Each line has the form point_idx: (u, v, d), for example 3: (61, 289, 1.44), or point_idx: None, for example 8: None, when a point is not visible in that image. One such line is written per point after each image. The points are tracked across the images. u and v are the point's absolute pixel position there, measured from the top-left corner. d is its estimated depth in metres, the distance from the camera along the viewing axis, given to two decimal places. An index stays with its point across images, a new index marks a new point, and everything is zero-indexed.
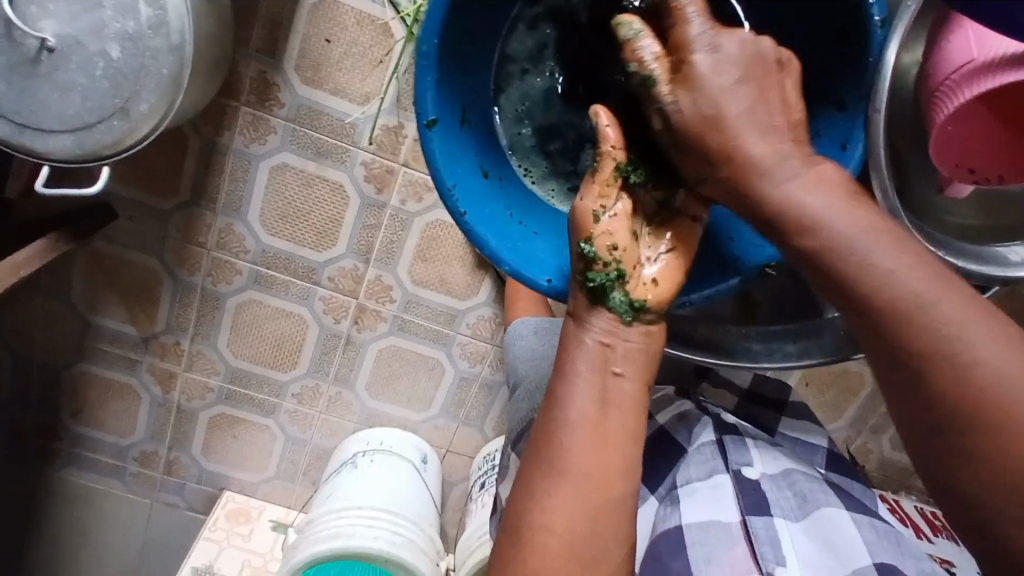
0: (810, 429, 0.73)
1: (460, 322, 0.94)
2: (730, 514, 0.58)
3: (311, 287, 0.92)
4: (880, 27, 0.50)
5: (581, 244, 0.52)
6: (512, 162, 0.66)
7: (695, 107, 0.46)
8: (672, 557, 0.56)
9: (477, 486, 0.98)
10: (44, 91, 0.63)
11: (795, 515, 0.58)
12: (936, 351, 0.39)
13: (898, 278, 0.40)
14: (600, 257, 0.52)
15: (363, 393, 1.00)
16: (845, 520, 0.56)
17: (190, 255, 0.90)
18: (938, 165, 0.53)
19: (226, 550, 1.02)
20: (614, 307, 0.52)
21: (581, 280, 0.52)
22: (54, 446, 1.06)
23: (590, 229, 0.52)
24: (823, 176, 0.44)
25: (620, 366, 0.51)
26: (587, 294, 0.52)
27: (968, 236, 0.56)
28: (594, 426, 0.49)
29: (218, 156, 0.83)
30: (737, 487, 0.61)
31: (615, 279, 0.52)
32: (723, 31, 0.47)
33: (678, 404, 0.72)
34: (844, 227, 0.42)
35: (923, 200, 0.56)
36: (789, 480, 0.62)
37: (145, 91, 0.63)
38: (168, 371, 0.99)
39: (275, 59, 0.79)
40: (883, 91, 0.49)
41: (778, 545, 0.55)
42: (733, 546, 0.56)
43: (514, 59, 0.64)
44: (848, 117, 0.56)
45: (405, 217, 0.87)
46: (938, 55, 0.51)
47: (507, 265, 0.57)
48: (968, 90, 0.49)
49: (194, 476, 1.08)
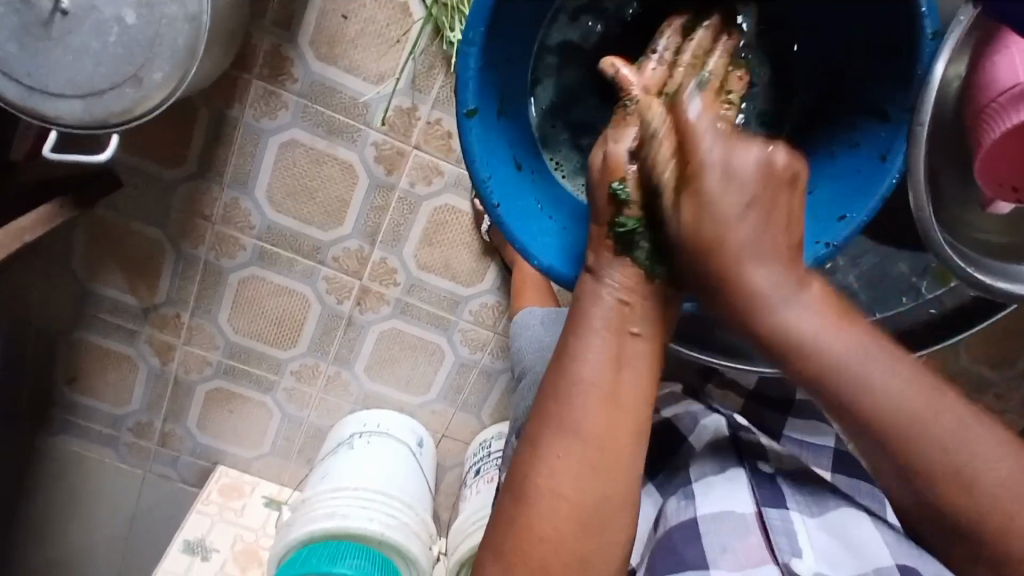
0: (819, 429, 0.71)
1: (463, 308, 0.94)
2: (746, 505, 0.54)
3: (315, 266, 0.91)
4: (930, 38, 0.49)
5: (614, 185, 0.49)
6: (544, 156, 0.65)
7: (696, 231, 0.45)
8: (685, 546, 0.52)
9: (472, 472, 0.99)
10: (57, 54, 0.62)
11: (811, 511, 0.55)
12: (911, 448, 0.40)
13: (858, 374, 0.41)
14: (632, 200, 0.49)
15: (362, 374, 1.00)
16: (863, 517, 0.53)
17: (195, 228, 0.89)
18: (980, 183, 0.53)
19: (218, 525, 1.02)
20: (639, 256, 0.49)
21: (611, 226, 0.50)
22: (49, 411, 1.05)
23: (624, 169, 0.49)
24: (812, 298, 0.43)
25: (637, 326, 0.49)
26: (615, 242, 0.50)
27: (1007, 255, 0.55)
28: (607, 393, 0.46)
29: (227, 129, 0.82)
30: (752, 480, 0.57)
31: (648, 224, 0.49)
32: (737, 144, 0.45)
33: (686, 403, 0.69)
34: (841, 354, 0.41)
35: (954, 216, 0.55)
36: (804, 479, 0.58)
37: (159, 60, 0.62)
38: (166, 343, 0.98)
39: (291, 33, 0.78)
40: (927, 106, 0.47)
41: (794, 537, 0.51)
42: (749, 536, 0.52)
43: (552, 50, 0.63)
44: (890, 129, 0.55)
45: (414, 199, 0.86)
46: (981, 76, 0.51)
47: (534, 261, 0.56)
48: (1013, 115, 0.49)
49: (188, 449, 1.08)
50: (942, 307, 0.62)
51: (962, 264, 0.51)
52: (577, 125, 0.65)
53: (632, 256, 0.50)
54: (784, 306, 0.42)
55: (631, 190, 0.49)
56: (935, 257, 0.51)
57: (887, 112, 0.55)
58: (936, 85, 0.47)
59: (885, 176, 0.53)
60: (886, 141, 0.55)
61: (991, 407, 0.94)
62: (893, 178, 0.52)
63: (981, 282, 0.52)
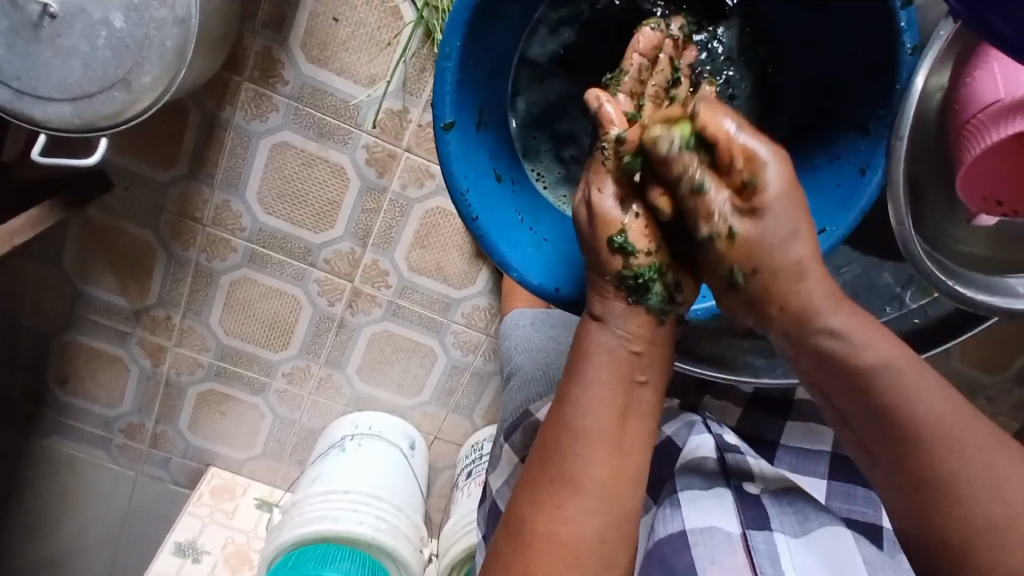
0: (816, 435, 0.68)
1: (454, 310, 0.94)
2: (731, 523, 0.52)
3: (306, 269, 0.91)
4: (910, 54, 0.49)
5: (616, 238, 0.48)
6: (525, 166, 0.65)
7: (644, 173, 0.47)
8: (675, 558, 0.50)
9: (464, 474, 0.99)
10: (45, 57, 0.61)
11: (794, 532, 0.52)
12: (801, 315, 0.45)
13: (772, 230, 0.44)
14: (639, 250, 0.48)
15: (353, 375, 1.00)
16: (848, 539, 0.51)
17: (186, 230, 0.89)
18: (965, 197, 0.53)
19: (210, 527, 1.02)
20: (653, 304, 0.49)
21: (623, 277, 0.48)
22: (41, 412, 1.05)
23: (619, 221, 0.48)
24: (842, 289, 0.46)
25: (645, 374, 0.48)
26: (630, 293, 0.48)
27: (987, 267, 0.55)
28: (611, 435, 0.46)
29: (218, 131, 0.82)
30: (738, 500, 0.55)
31: (658, 272, 0.48)
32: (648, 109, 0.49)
33: (685, 416, 0.67)
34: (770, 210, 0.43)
35: (938, 226, 0.55)
36: (789, 497, 0.56)
37: (147, 63, 0.61)
38: (157, 345, 0.98)
39: (281, 36, 0.77)
40: (906, 122, 0.49)
41: (777, 559, 0.49)
42: (733, 555, 0.50)
43: (535, 62, 0.63)
44: (870, 143, 0.54)
45: (405, 203, 0.86)
46: (964, 92, 0.50)
47: (515, 271, 0.56)
48: (995, 131, 0.48)
49: (180, 450, 1.08)
50: (927, 315, 0.62)
51: (944, 278, 0.51)
52: (560, 135, 0.65)
53: (644, 302, 0.49)
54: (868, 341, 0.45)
55: (633, 240, 0.48)
56: (914, 268, 0.51)
57: (869, 126, 0.54)
58: (915, 97, 0.48)
59: (864, 191, 0.52)
60: (866, 153, 0.54)
61: (983, 411, 0.95)
62: (873, 193, 0.52)
63: (956, 293, 0.52)
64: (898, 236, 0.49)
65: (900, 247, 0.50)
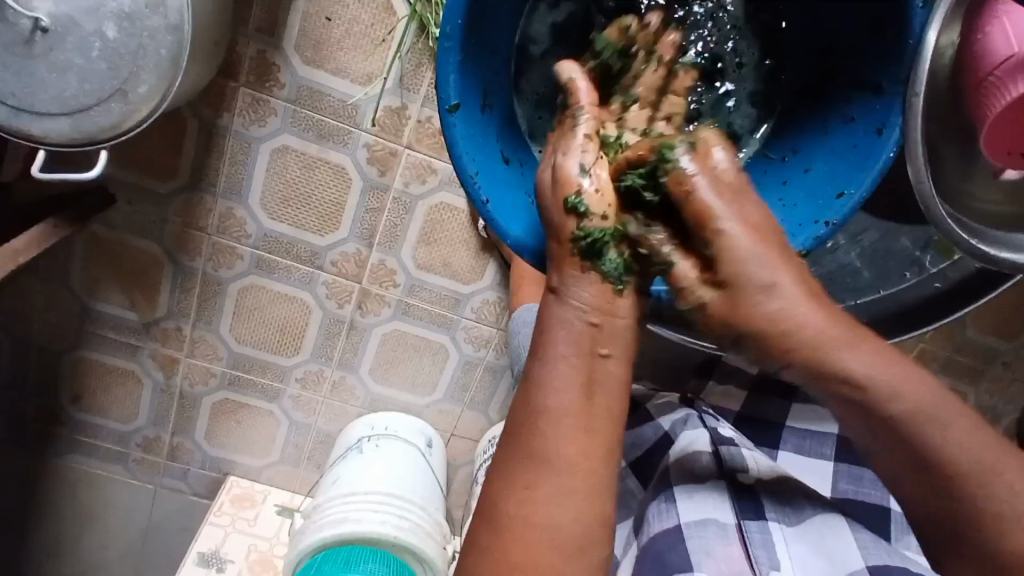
0: (822, 418, 0.72)
1: (465, 305, 0.93)
2: (726, 514, 0.54)
3: (314, 272, 0.91)
4: (921, 7, 0.50)
5: (571, 198, 0.47)
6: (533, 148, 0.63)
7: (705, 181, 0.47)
8: (669, 553, 0.51)
9: (483, 470, 0.98)
10: (40, 72, 0.61)
11: (789, 522, 0.55)
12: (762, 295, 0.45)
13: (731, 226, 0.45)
14: (594, 211, 0.47)
15: (367, 377, 1.00)
16: (843, 528, 0.53)
17: (191, 240, 0.88)
18: (989, 155, 0.52)
19: (232, 535, 1.03)
20: (604, 269, 0.47)
21: (572, 238, 0.47)
22: (56, 431, 1.05)
23: (575, 184, 0.47)
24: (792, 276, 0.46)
25: (608, 347, 0.46)
26: (579, 253, 0.47)
27: (1004, 224, 0.54)
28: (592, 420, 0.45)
29: (218, 139, 0.82)
30: (731, 490, 0.56)
31: (611, 237, 0.47)
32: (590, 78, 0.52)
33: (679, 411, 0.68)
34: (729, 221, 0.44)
35: (961, 188, 0.53)
36: (783, 488, 0.58)
37: (143, 72, 0.61)
38: (169, 356, 0.98)
39: (275, 39, 0.76)
40: (922, 74, 0.47)
41: (771, 549, 0.51)
42: (729, 546, 0.51)
43: (536, 41, 0.61)
44: (885, 102, 0.53)
45: (409, 200, 0.86)
46: (977, 48, 0.50)
47: (529, 254, 0.55)
48: (1014, 84, 0.48)
49: (197, 461, 1.08)
50: (947, 280, 0.62)
51: (967, 238, 0.50)
52: None
53: (596, 268, 0.47)
54: (845, 351, 0.46)
55: (590, 203, 0.47)
56: (938, 230, 0.49)
57: (882, 85, 0.53)
58: (930, 50, 0.47)
59: (883, 150, 0.52)
60: (881, 113, 0.53)
61: (1000, 377, 0.93)
62: (891, 152, 0.52)
63: (984, 253, 0.51)
64: (918, 193, 0.48)
65: (921, 211, 0.49)
